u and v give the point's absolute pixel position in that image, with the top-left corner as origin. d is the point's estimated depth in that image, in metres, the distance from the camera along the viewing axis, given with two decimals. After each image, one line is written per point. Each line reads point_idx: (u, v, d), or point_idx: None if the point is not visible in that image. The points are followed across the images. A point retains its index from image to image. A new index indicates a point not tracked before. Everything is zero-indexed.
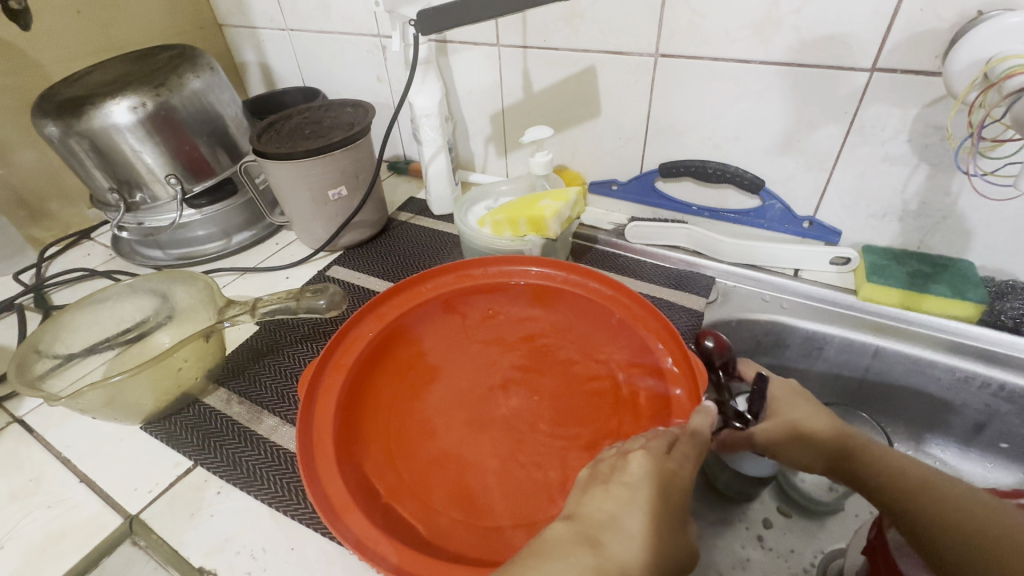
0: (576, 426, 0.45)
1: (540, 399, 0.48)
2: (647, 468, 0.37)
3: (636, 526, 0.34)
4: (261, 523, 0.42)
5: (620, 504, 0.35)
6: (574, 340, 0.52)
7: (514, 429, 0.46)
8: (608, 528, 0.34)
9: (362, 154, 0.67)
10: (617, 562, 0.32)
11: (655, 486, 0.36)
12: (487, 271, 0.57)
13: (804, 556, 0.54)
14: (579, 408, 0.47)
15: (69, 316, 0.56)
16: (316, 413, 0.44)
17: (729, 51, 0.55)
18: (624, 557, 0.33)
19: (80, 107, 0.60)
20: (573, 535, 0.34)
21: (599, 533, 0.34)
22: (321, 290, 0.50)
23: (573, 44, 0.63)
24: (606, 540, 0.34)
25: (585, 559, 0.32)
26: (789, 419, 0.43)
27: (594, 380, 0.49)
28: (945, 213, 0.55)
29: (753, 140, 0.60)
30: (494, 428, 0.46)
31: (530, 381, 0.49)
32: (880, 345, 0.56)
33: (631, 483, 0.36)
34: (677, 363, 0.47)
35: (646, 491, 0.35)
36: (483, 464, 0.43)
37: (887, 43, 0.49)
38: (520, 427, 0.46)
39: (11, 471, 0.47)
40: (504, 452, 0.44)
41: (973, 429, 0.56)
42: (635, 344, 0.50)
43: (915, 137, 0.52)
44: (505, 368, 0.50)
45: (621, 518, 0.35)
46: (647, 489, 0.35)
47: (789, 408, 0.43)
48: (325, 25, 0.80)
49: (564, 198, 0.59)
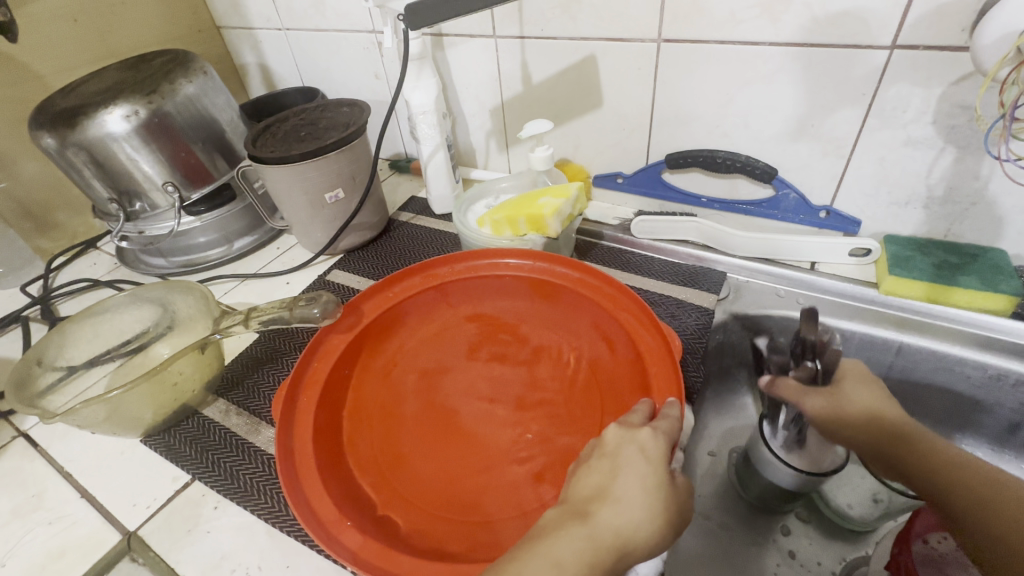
0: (560, 413, 0.45)
1: (521, 391, 0.47)
2: (620, 435, 0.36)
3: (627, 490, 0.33)
4: (258, 539, 0.42)
5: (605, 475, 0.34)
6: (551, 325, 0.51)
7: (500, 423, 0.45)
8: (599, 499, 0.33)
9: (358, 155, 0.65)
10: (612, 527, 0.31)
11: (635, 449, 0.35)
12: (454, 269, 0.54)
13: (826, 564, 0.52)
14: (561, 396, 0.46)
15: (69, 329, 0.56)
16: (295, 432, 0.42)
17: (736, 33, 0.52)
18: (619, 521, 0.32)
19: (73, 118, 0.59)
20: (563, 513, 0.33)
21: (589, 505, 0.33)
22: (313, 298, 0.48)
23: (572, 32, 0.60)
24: (595, 511, 0.32)
25: (575, 532, 0.31)
26: (850, 398, 0.43)
27: (574, 369, 0.47)
28: (974, 199, 0.51)
29: (764, 127, 0.57)
30: (479, 425, 0.45)
31: (512, 374, 0.48)
32: (904, 341, 0.53)
33: (610, 453, 0.35)
34: (649, 338, 0.45)
35: (627, 457, 0.34)
36: (473, 460, 0.42)
37: (907, 18, 0.45)
38: (505, 420, 0.45)
39: (15, 487, 0.47)
40: (492, 448, 0.43)
41: (1007, 430, 0.53)
42: (613, 331, 0.48)
43: (940, 118, 0.48)
44: (489, 365, 0.49)
45: (607, 487, 0.33)
46: (626, 456, 0.35)
47: (855, 389, 0.44)
48: (320, 22, 0.78)
49: (565, 194, 0.56)
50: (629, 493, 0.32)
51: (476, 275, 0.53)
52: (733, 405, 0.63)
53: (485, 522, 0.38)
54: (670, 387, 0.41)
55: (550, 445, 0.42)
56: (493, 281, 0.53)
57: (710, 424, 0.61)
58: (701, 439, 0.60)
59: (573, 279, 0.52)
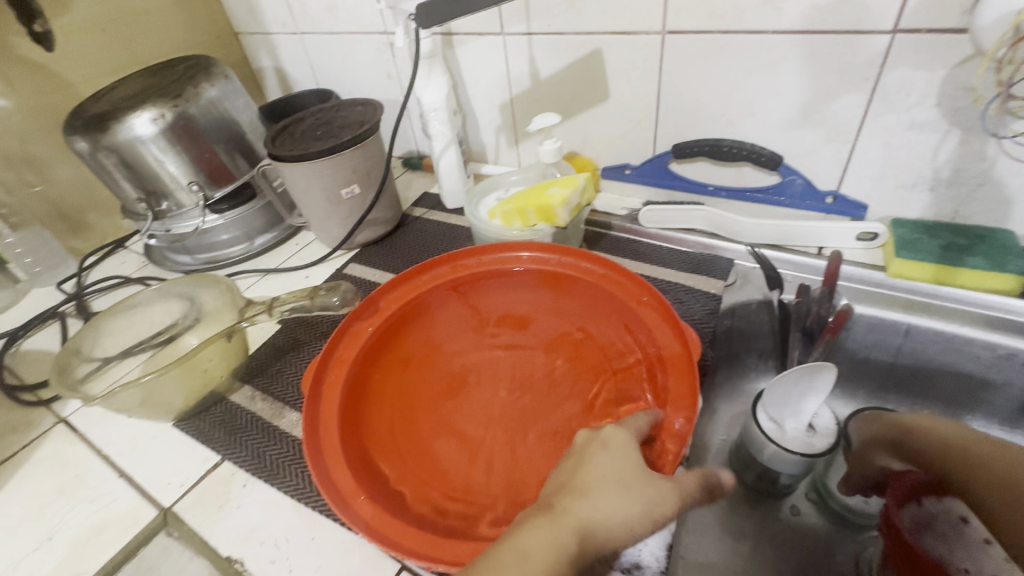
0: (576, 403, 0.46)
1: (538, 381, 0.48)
2: (585, 435, 0.39)
3: (587, 480, 0.35)
4: (284, 514, 0.44)
5: (568, 473, 0.36)
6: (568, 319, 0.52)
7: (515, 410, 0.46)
8: (562, 493, 0.35)
9: (373, 152, 0.67)
10: (573, 512, 0.33)
11: (597, 446, 0.37)
12: (481, 259, 0.55)
13: (836, 545, 0.53)
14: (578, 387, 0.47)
15: (104, 321, 0.59)
16: (321, 410, 0.44)
17: (740, 22, 0.53)
18: (581, 508, 0.34)
19: (105, 122, 0.63)
20: (531, 509, 0.35)
21: (554, 498, 0.35)
22: (333, 287, 0.52)
23: (578, 27, 0.62)
24: (560, 502, 0.34)
25: (539, 520, 0.33)
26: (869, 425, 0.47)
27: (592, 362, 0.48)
28: (981, 180, 0.51)
29: (770, 114, 0.58)
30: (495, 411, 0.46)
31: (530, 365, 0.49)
32: (912, 323, 0.53)
33: (576, 452, 0.38)
34: (671, 334, 0.46)
35: (588, 455, 0.37)
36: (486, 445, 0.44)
37: (908, 2, 0.46)
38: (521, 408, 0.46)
39: (58, 469, 0.50)
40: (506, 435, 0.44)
41: (1018, 409, 0.53)
42: (635, 329, 0.48)
43: (944, 100, 0.49)
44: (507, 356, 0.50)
45: (571, 482, 0.36)
46: (590, 452, 0.37)
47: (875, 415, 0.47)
48: (334, 25, 0.81)
49: (573, 184, 0.58)
50: (591, 482, 0.35)
51: (496, 268, 0.55)
52: (743, 389, 0.64)
53: (498, 502, 0.40)
54: (689, 385, 0.42)
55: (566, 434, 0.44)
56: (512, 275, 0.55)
57: (720, 408, 0.63)
58: (711, 423, 0.62)
59: (598, 275, 0.52)
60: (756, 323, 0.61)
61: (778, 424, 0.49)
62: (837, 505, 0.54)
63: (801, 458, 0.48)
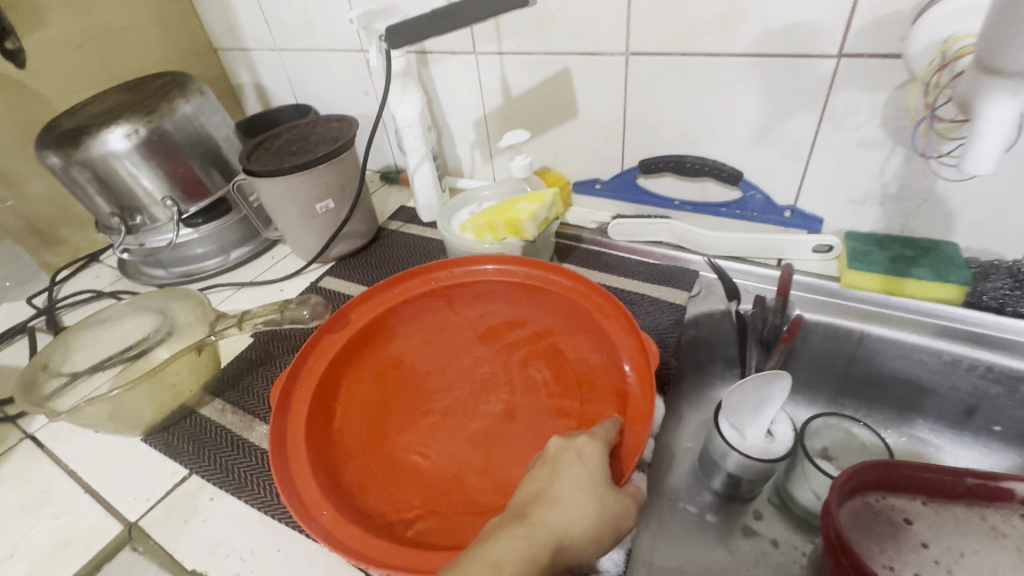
0: (540, 412, 0.47)
1: (505, 392, 0.49)
2: (560, 442, 0.39)
3: (563, 491, 0.36)
4: (250, 526, 0.44)
5: (544, 481, 0.37)
6: (536, 331, 0.53)
7: (481, 422, 0.47)
8: (537, 502, 0.36)
9: (347, 167, 0.68)
10: (548, 526, 0.34)
11: (572, 456, 0.38)
12: (451, 273, 0.57)
13: (794, 546, 0.55)
14: (543, 397, 0.48)
15: (74, 336, 0.59)
16: (289, 420, 0.45)
17: (697, 45, 0.56)
18: (555, 520, 0.34)
19: (78, 137, 0.63)
20: (504, 517, 0.36)
21: (528, 508, 0.36)
22: (303, 301, 0.52)
23: (547, 48, 0.64)
24: (535, 512, 0.35)
25: (514, 532, 0.34)
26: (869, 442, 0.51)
27: (557, 372, 0.50)
28: (925, 195, 0.54)
29: (729, 133, 0.60)
30: (462, 422, 0.47)
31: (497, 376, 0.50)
32: (865, 331, 0.56)
33: (550, 460, 0.38)
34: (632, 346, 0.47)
35: (564, 464, 0.37)
36: (451, 456, 0.45)
37: (851, 29, 0.48)
38: (487, 419, 0.47)
39: (22, 485, 0.50)
40: (470, 445, 0.46)
41: (965, 413, 0.55)
42: (599, 340, 0.50)
43: (888, 120, 0.51)
44: (475, 366, 0.51)
45: (547, 492, 0.36)
46: (565, 462, 0.38)
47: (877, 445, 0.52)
48: (312, 43, 0.82)
49: (541, 200, 0.60)
50: (566, 494, 0.35)
51: (466, 281, 0.56)
52: (709, 397, 0.65)
53: (464, 511, 0.41)
54: (646, 395, 0.43)
55: (532, 444, 0.45)
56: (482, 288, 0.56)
57: (686, 416, 0.65)
58: (679, 431, 0.64)
59: (565, 287, 0.53)
60: (720, 333, 0.63)
61: (738, 430, 0.51)
62: (800, 509, 0.54)
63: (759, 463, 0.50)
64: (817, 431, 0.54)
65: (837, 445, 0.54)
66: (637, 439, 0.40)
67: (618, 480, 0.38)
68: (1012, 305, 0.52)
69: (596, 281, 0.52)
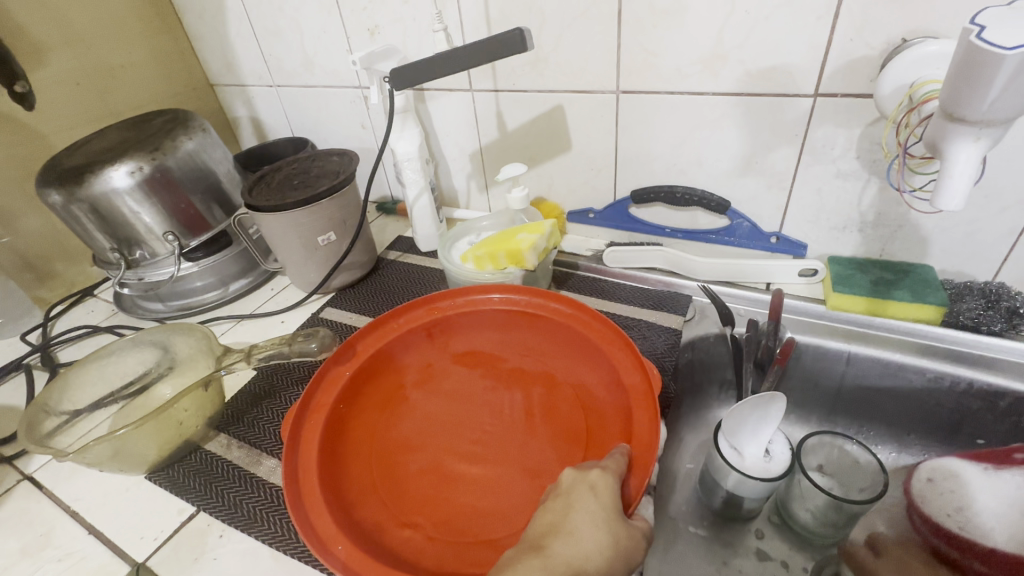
0: (545, 437, 0.48)
1: (510, 417, 0.50)
2: (572, 475, 0.40)
3: (578, 525, 0.37)
4: (262, 563, 0.44)
5: (560, 513, 0.38)
6: (539, 358, 0.55)
7: (487, 446, 0.48)
8: (553, 533, 0.37)
9: (348, 201, 0.70)
10: (564, 557, 0.35)
11: (586, 489, 0.39)
12: (454, 302, 0.58)
13: (797, 562, 0.56)
14: (549, 421, 0.50)
15: (74, 373, 0.58)
16: (300, 454, 0.45)
17: (683, 85, 0.59)
18: (572, 552, 0.35)
19: (80, 175, 0.64)
20: (520, 549, 0.36)
21: (544, 539, 0.37)
22: (311, 333, 0.54)
23: (541, 86, 0.67)
24: (553, 544, 0.36)
25: (532, 562, 0.35)
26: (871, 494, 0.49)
27: (562, 399, 0.51)
28: (900, 222, 0.58)
29: (715, 165, 0.64)
30: (468, 448, 0.48)
31: (502, 402, 0.52)
32: (852, 352, 0.58)
33: (564, 492, 0.39)
34: (633, 370, 0.49)
35: (579, 497, 0.38)
36: (459, 481, 0.46)
37: (825, 70, 0.52)
38: (493, 445, 0.48)
39: (23, 528, 0.49)
40: (479, 470, 0.46)
41: (950, 429, 0.58)
42: (601, 365, 0.51)
43: (863, 153, 0.55)
44: (481, 393, 0.53)
45: (563, 525, 0.37)
46: (578, 495, 0.39)
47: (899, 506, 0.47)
48: (310, 80, 0.85)
49: (540, 230, 0.62)
50: (581, 527, 0.36)
51: (469, 310, 0.57)
52: (706, 418, 0.68)
53: (475, 540, 0.41)
54: (649, 416, 0.45)
55: (540, 470, 0.46)
56: (485, 317, 0.57)
57: (686, 438, 0.67)
58: (678, 452, 0.66)
59: (566, 314, 0.56)
60: (714, 356, 0.65)
61: (737, 449, 0.53)
62: (800, 528, 0.56)
63: (759, 482, 0.51)
64: (812, 447, 0.56)
65: (830, 463, 0.56)
66: (644, 466, 0.41)
67: (627, 510, 0.39)
68: (987, 324, 0.55)
69: (596, 309, 0.54)
